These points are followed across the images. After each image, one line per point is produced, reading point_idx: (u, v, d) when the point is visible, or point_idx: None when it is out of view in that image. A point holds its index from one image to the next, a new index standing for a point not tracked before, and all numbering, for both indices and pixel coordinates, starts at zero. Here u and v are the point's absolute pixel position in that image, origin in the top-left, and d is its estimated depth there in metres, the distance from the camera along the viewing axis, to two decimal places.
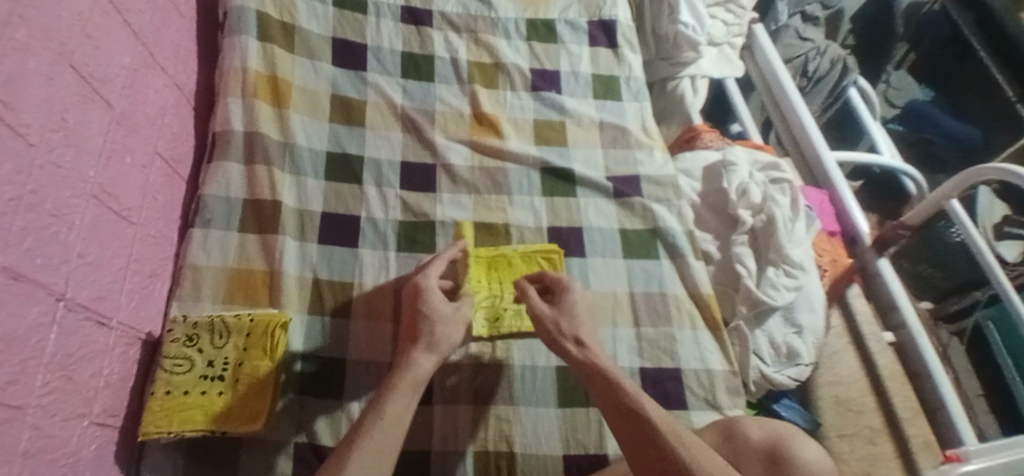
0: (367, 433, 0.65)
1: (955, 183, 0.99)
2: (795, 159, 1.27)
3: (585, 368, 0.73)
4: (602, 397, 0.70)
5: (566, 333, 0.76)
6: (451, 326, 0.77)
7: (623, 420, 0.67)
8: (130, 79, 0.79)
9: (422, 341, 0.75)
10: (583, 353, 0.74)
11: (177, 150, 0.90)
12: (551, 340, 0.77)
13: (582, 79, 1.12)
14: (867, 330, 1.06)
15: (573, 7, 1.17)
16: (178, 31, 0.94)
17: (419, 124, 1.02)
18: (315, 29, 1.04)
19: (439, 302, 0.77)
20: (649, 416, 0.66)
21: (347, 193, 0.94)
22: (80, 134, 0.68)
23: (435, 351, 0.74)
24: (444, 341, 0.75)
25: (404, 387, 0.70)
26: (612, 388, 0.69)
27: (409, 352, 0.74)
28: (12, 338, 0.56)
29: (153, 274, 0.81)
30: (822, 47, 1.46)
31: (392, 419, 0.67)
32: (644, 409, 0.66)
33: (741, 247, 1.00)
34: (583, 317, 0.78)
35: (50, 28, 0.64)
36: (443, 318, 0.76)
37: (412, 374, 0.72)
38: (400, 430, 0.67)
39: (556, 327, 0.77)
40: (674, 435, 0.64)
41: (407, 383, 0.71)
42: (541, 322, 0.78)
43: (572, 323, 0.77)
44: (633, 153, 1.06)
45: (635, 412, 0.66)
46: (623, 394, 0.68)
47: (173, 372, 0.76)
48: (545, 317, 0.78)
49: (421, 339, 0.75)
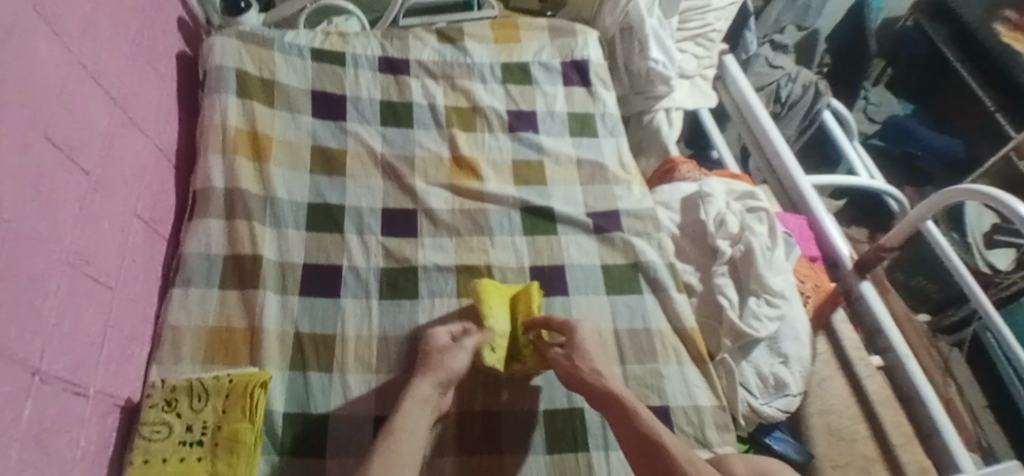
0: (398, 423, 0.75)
1: (927, 206, 1.02)
2: (773, 186, 1.30)
3: (598, 399, 0.79)
4: (618, 426, 0.75)
5: (582, 367, 0.81)
6: (458, 355, 0.82)
7: (643, 456, 0.72)
8: (107, 143, 0.79)
9: (424, 366, 0.81)
10: (600, 382, 0.79)
11: (158, 209, 0.90)
12: (568, 377, 0.82)
13: (558, 118, 1.13)
14: (854, 355, 1.07)
15: (546, 49, 1.19)
16: (159, 93, 0.95)
17: (399, 170, 1.02)
18: (294, 83, 1.06)
19: (437, 333, 0.84)
20: (662, 441, 0.72)
21: (329, 243, 0.95)
22: (56, 203, 0.68)
23: (433, 373, 0.80)
24: (445, 368, 0.81)
25: (413, 406, 0.77)
26: (626, 416, 0.75)
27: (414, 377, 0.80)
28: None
29: (132, 337, 0.81)
30: (793, 73, 1.51)
31: (404, 431, 0.74)
32: (658, 434, 0.72)
33: (721, 278, 1.02)
34: (593, 351, 0.83)
35: (25, 101, 0.64)
36: (445, 351, 0.82)
37: (416, 395, 0.78)
38: (417, 436, 0.74)
39: (572, 364, 0.82)
40: (686, 460, 0.70)
41: (415, 402, 0.77)
42: (557, 362, 0.83)
43: (585, 357, 0.82)
44: (611, 189, 1.07)
45: (652, 440, 0.72)
46: (637, 422, 0.74)
47: (152, 439, 0.75)
48: (560, 358, 0.83)
49: (423, 366, 0.81)
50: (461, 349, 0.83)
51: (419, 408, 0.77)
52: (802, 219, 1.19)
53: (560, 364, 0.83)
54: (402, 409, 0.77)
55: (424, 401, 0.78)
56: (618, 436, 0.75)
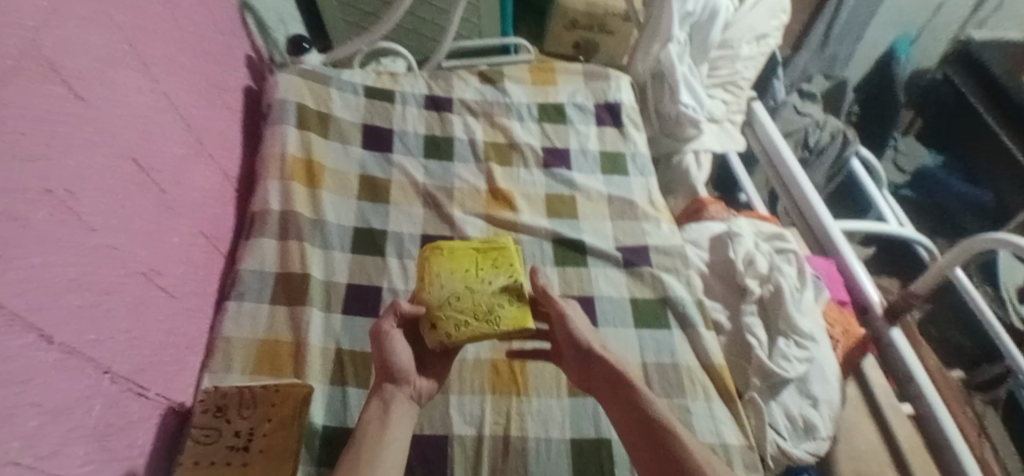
0: (363, 434, 0.74)
1: (957, 252, 1.07)
2: (802, 229, 1.32)
3: (602, 370, 0.81)
4: (620, 399, 0.78)
5: (590, 337, 0.85)
6: (395, 340, 0.81)
7: (643, 428, 0.75)
8: (182, 166, 0.87)
9: (384, 373, 0.80)
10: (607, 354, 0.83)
11: (219, 229, 0.97)
12: (573, 343, 0.85)
13: (590, 156, 1.19)
14: (883, 402, 1.08)
15: (580, 92, 1.26)
16: (228, 122, 1.03)
17: (438, 199, 1.08)
18: (346, 117, 1.14)
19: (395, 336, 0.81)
20: (670, 424, 0.74)
21: (370, 265, 1.01)
22: (135, 218, 0.75)
23: (393, 380, 0.79)
24: (400, 371, 0.80)
25: (372, 417, 0.76)
26: (632, 391, 0.78)
27: (379, 386, 0.80)
28: (53, 411, 0.60)
29: (188, 346, 0.87)
30: (821, 121, 1.54)
31: (376, 443, 0.73)
32: (666, 419, 0.75)
33: (751, 317, 1.04)
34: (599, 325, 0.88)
35: (117, 126, 0.72)
36: (394, 352, 0.80)
37: (381, 403, 0.78)
38: (394, 431, 0.75)
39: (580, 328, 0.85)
40: (699, 454, 0.71)
41: (376, 409, 0.77)
42: (565, 324, 0.86)
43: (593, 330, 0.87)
44: (640, 225, 1.12)
45: (660, 422, 0.75)
46: (646, 402, 0.77)
47: (202, 443, 0.80)
48: (568, 318, 0.86)
49: (383, 373, 0.80)
50: (394, 334, 0.81)
51: (385, 410, 0.77)
52: (830, 263, 1.21)
53: (568, 326, 0.85)
54: (365, 419, 0.76)
55: (388, 402, 0.78)
56: (619, 405, 0.78)
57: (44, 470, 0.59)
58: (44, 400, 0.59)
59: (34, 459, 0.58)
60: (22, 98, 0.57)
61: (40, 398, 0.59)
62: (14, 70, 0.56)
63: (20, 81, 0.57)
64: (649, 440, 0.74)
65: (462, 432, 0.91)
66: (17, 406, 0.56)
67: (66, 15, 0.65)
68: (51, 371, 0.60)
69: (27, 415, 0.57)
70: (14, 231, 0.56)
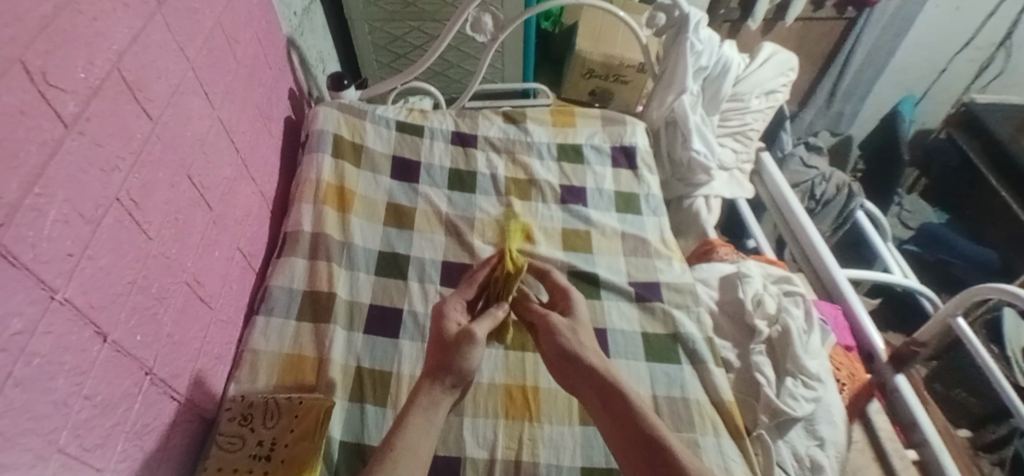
0: (396, 439, 0.74)
1: (959, 300, 1.09)
2: (810, 276, 1.36)
3: (595, 381, 0.81)
4: (611, 411, 0.78)
5: (582, 348, 0.85)
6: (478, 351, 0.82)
7: (647, 455, 0.73)
8: (229, 186, 0.93)
9: (450, 377, 0.80)
10: (601, 365, 0.82)
11: (255, 246, 1.03)
12: (563, 354, 0.84)
13: (606, 195, 1.25)
14: (890, 447, 1.09)
15: (597, 134, 1.32)
16: (269, 148, 1.10)
17: (460, 228, 1.14)
18: (378, 147, 1.21)
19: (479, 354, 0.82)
20: (663, 441, 0.74)
21: (393, 288, 1.05)
22: (187, 230, 0.80)
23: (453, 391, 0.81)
24: (454, 372, 0.81)
25: (416, 416, 0.77)
26: (623, 404, 0.78)
27: (423, 385, 0.80)
28: (101, 404, 0.64)
29: (218, 356, 0.90)
30: (827, 173, 1.66)
31: (410, 452, 0.73)
32: (660, 437, 0.74)
33: (759, 356, 1.07)
34: (586, 337, 0.87)
35: (177, 147, 0.78)
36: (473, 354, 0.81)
37: (422, 405, 0.78)
38: (429, 440, 0.76)
39: (568, 340, 0.86)
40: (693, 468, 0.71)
41: (419, 414, 0.77)
42: (555, 329, 0.87)
43: (586, 340, 0.87)
44: (652, 262, 1.16)
45: (651, 439, 0.74)
46: (638, 418, 0.76)
47: (227, 450, 0.82)
48: (563, 326, 0.88)
49: (446, 376, 0.81)
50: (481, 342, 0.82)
51: (431, 413, 0.78)
52: (836, 308, 1.24)
53: (557, 333, 0.87)
54: (411, 421, 0.76)
55: (436, 404, 0.79)
56: (609, 418, 0.78)
57: (85, 462, 0.62)
58: (94, 394, 0.63)
59: (79, 449, 0.61)
60: (103, 113, 0.63)
61: (92, 391, 0.62)
62: (98, 87, 0.63)
63: (102, 97, 0.63)
64: (648, 464, 0.73)
65: (475, 455, 0.93)
66: (70, 397, 0.60)
67: (147, 41, 0.72)
68: (103, 366, 0.64)
69: (80, 407, 0.61)
70: (85, 233, 0.61)
